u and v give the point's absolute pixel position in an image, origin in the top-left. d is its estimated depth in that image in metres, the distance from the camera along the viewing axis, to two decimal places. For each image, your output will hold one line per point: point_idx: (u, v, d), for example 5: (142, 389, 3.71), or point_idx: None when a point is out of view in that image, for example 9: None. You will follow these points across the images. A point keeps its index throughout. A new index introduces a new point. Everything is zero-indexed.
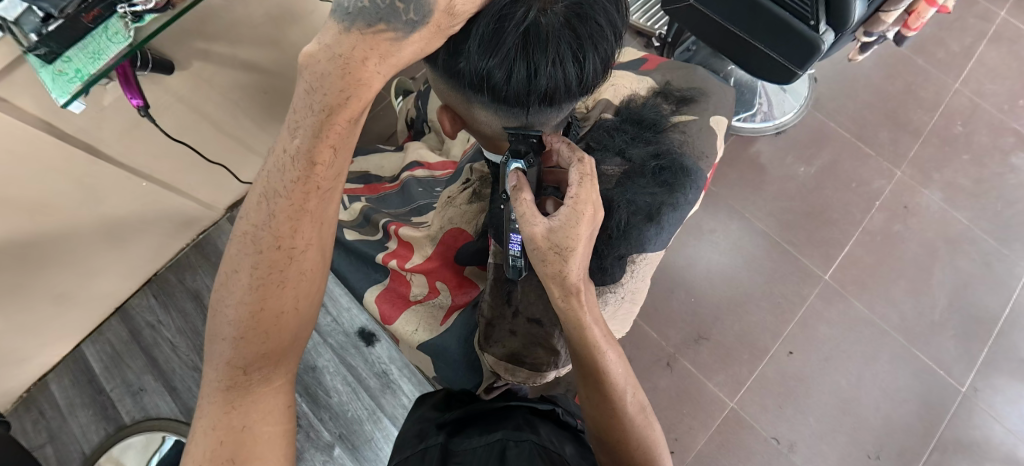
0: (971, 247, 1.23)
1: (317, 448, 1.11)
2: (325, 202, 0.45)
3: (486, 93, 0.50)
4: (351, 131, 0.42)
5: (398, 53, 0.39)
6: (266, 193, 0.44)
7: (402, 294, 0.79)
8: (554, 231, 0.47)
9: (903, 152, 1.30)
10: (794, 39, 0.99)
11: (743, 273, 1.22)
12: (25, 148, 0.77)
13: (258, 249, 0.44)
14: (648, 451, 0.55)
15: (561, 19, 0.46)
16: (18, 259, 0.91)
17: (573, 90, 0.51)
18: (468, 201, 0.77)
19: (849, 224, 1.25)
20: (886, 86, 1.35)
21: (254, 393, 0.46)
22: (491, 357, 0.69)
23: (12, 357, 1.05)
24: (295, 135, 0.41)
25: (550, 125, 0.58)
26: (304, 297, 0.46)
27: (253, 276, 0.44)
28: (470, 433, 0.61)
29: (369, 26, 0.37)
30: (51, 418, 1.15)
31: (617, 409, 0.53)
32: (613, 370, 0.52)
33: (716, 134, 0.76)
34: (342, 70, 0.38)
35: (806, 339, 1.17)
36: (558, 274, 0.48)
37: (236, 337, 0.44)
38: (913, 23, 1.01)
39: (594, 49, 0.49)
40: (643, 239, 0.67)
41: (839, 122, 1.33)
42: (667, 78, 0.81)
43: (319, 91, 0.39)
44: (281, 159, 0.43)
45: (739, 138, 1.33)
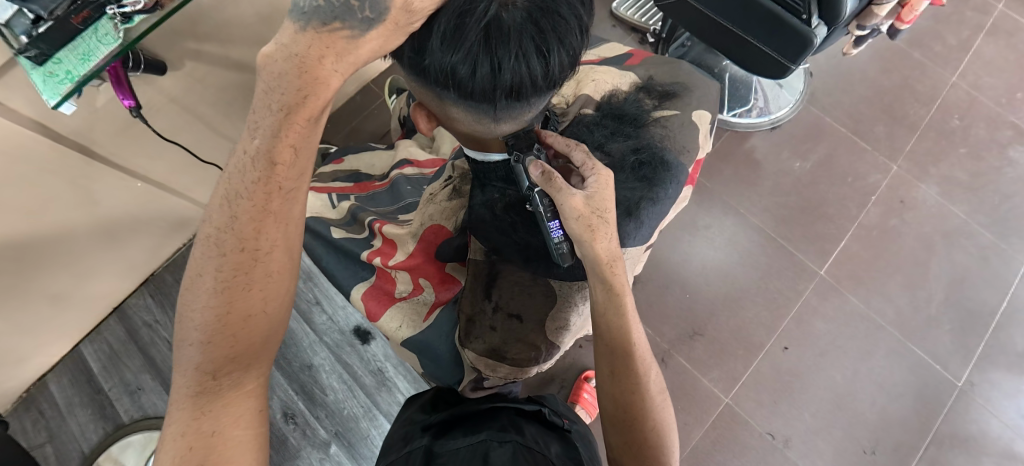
0: (968, 241, 1.22)
1: (313, 446, 1.12)
2: (291, 202, 0.44)
3: (453, 89, 0.50)
4: (311, 130, 0.42)
5: (354, 51, 0.39)
6: (227, 196, 0.43)
7: (388, 291, 0.78)
8: (591, 198, 0.56)
9: (900, 146, 1.29)
10: (786, 33, 0.99)
11: (738, 269, 1.21)
12: (19, 149, 0.77)
13: (222, 251, 0.43)
14: (662, 430, 0.58)
15: (524, 13, 0.46)
16: (17, 260, 0.92)
17: (539, 85, 0.51)
18: (448, 198, 0.77)
19: (844, 219, 1.24)
20: (882, 81, 1.34)
21: (224, 398, 0.45)
22: (472, 352, 0.69)
23: (10, 357, 1.06)
24: (255, 136, 0.41)
25: (521, 120, 0.58)
26: (272, 300, 0.45)
27: (217, 279, 0.43)
28: (455, 434, 0.62)
29: (324, 24, 0.38)
30: (51, 417, 1.16)
31: (642, 383, 0.57)
32: (639, 343, 0.58)
33: (699, 129, 0.75)
34: (299, 68, 0.39)
35: (801, 334, 1.16)
36: (605, 234, 0.56)
37: (203, 341, 0.43)
38: (906, 16, 1.00)
39: (558, 43, 0.49)
40: (621, 233, 0.67)
41: (835, 116, 1.32)
42: (651, 73, 0.80)
43: (276, 91, 0.39)
44: (241, 160, 0.42)
45: (733, 134, 1.33)
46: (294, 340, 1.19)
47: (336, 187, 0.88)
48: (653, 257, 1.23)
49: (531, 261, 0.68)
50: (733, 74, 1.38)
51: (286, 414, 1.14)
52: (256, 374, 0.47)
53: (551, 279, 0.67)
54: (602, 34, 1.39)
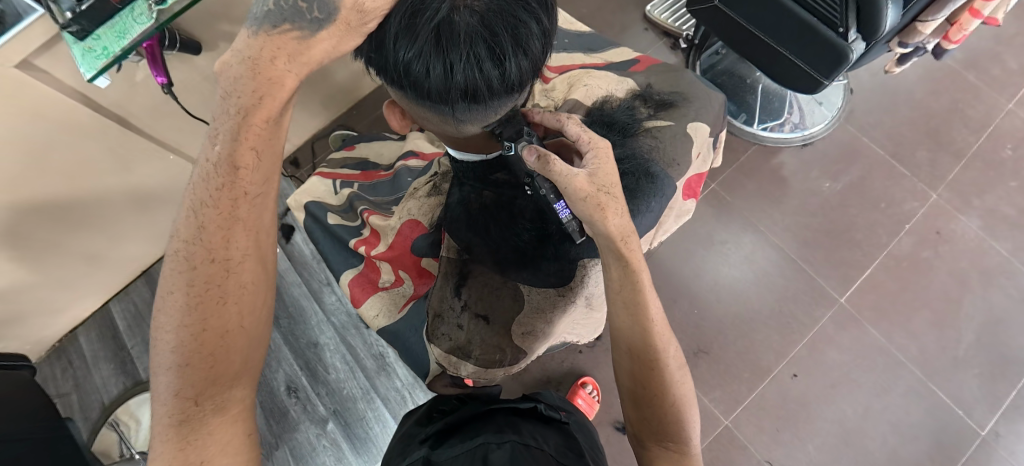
0: (1008, 281, 1.14)
1: (311, 421, 1.15)
2: (259, 209, 0.46)
3: (411, 88, 0.51)
4: (272, 132, 0.45)
5: (306, 51, 0.43)
6: (193, 206, 0.44)
7: (373, 280, 0.79)
8: (595, 175, 0.54)
9: (942, 174, 1.21)
10: (821, 46, 0.94)
11: (752, 289, 1.17)
12: (64, 119, 0.83)
13: (191, 265, 0.44)
14: (682, 408, 0.56)
15: (477, 16, 0.46)
16: (59, 219, 0.98)
17: (497, 89, 0.51)
18: (427, 194, 0.79)
19: (873, 246, 1.18)
20: (930, 103, 1.26)
21: (209, 425, 0.44)
22: (437, 348, 0.70)
23: (47, 307, 1.14)
24: (216, 142, 0.43)
25: (490, 124, 0.57)
26: (247, 314, 0.46)
27: (189, 295, 0.44)
28: (453, 441, 0.59)
29: (275, 27, 0.42)
30: (78, 367, 1.24)
31: (662, 359, 0.55)
32: (657, 317, 0.56)
33: (695, 141, 0.72)
34: (253, 71, 0.43)
35: (812, 362, 1.12)
36: (616, 211, 0.54)
37: (180, 364, 0.43)
38: (954, 36, 0.95)
39: (514, 47, 0.49)
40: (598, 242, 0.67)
41: (873, 137, 1.26)
42: (651, 80, 0.78)
43: (233, 96, 0.43)
44: (204, 168, 0.44)
45: (762, 148, 1.28)
46: (303, 318, 1.22)
47: (342, 174, 0.89)
48: (664, 267, 1.20)
49: (504, 265, 0.70)
50: (766, 86, 1.31)
51: (289, 388, 1.18)
52: (240, 397, 0.46)
53: (519, 283, 0.69)
54: (632, 37, 1.37)
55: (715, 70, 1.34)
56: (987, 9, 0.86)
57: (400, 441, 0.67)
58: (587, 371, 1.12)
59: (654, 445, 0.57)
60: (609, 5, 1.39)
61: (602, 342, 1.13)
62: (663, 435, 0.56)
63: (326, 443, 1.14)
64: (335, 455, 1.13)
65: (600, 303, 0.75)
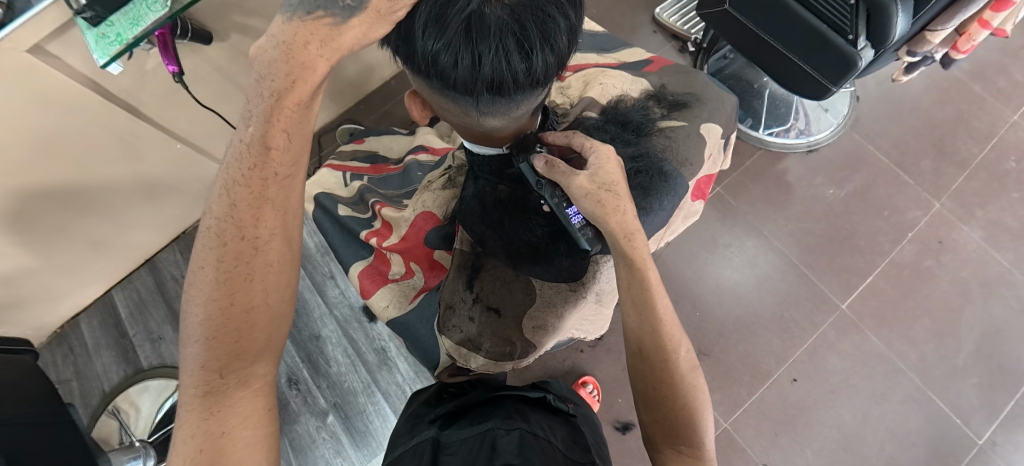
0: (1009, 291, 1.15)
1: (312, 413, 1.16)
2: (288, 190, 0.47)
3: (436, 78, 0.51)
4: (303, 116, 0.46)
5: (337, 37, 0.44)
6: (226, 185, 0.45)
7: (382, 272, 0.80)
8: (596, 175, 0.57)
9: (945, 184, 1.22)
10: (831, 53, 0.94)
11: (754, 293, 1.18)
12: (74, 104, 0.83)
13: (222, 241, 0.45)
14: (695, 409, 0.55)
15: (508, 10, 0.47)
16: (65, 204, 0.98)
17: (521, 83, 0.51)
18: (441, 187, 0.78)
19: (875, 253, 1.19)
20: (936, 112, 1.27)
21: (232, 398, 0.44)
22: (447, 340, 0.70)
23: (49, 294, 1.14)
24: (249, 124, 0.45)
25: (510, 118, 0.58)
26: (273, 290, 0.46)
27: (219, 270, 0.44)
28: (461, 423, 0.62)
29: (308, 13, 0.43)
30: (79, 354, 1.24)
31: (673, 358, 0.55)
32: (668, 318, 0.56)
33: (707, 142, 0.73)
34: (286, 55, 0.43)
35: (812, 367, 1.12)
36: (617, 208, 0.56)
37: (207, 337, 0.43)
38: (963, 46, 0.95)
39: (542, 42, 0.49)
40: None
41: (878, 145, 1.26)
42: (664, 81, 0.79)
43: (268, 78, 0.43)
44: (237, 149, 0.45)
45: (768, 153, 1.28)
46: (306, 310, 1.23)
47: (352, 166, 0.90)
48: (667, 269, 1.20)
49: (516, 259, 0.70)
50: (773, 91, 1.31)
51: (290, 380, 1.18)
52: (263, 373, 0.46)
53: (532, 277, 0.69)
54: (641, 39, 1.38)
55: (723, 74, 1.34)
56: (997, 19, 0.86)
57: (407, 420, 0.69)
58: (588, 370, 1.12)
59: (667, 448, 0.56)
60: (619, 7, 1.40)
61: (604, 341, 1.14)
62: (675, 438, 0.55)
63: (325, 436, 1.14)
64: (335, 448, 1.13)
65: (608, 298, 0.76)
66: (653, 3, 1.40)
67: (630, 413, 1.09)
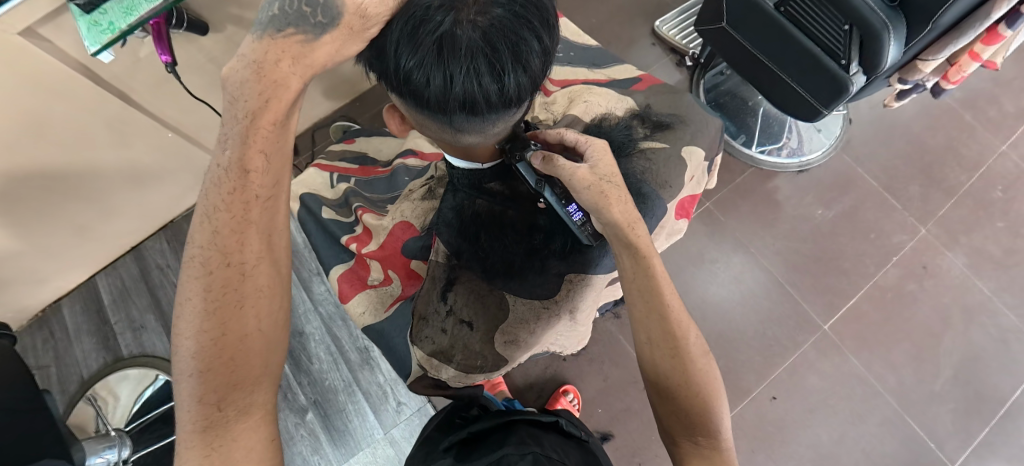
0: (989, 320, 1.16)
1: (291, 409, 1.15)
2: (271, 211, 0.47)
3: (411, 96, 0.51)
4: (279, 135, 0.46)
5: (309, 54, 0.44)
6: (205, 212, 0.45)
7: (361, 276, 0.79)
8: (596, 167, 0.57)
9: (932, 210, 1.23)
10: (825, 77, 0.95)
11: (738, 309, 1.18)
12: (65, 88, 0.83)
13: (207, 270, 0.45)
14: (709, 398, 0.56)
15: (480, 31, 0.46)
16: (50, 188, 0.98)
17: (495, 103, 0.51)
18: (421, 197, 0.79)
19: (860, 275, 1.19)
20: (926, 138, 1.28)
21: (232, 431, 0.44)
22: (419, 351, 0.70)
23: (30, 276, 1.13)
24: (226, 147, 0.44)
25: (486, 134, 0.58)
26: (265, 316, 0.46)
27: (207, 300, 0.44)
28: (475, 455, 0.60)
29: (279, 31, 0.43)
30: (59, 339, 1.23)
31: (682, 345, 0.57)
32: (676, 309, 0.57)
33: (689, 165, 0.73)
34: (258, 74, 0.43)
35: (792, 386, 1.13)
36: (619, 199, 0.57)
37: (201, 371, 0.43)
38: (954, 76, 0.96)
39: (514, 64, 0.49)
40: (588, 259, 0.68)
41: (868, 168, 1.27)
42: (650, 100, 0.79)
43: (240, 100, 0.43)
44: (215, 174, 0.45)
45: (759, 171, 1.29)
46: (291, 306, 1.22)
47: (340, 167, 0.90)
48: None
49: (488, 272, 0.70)
50: (768, 109, 1.32)
51: None
52: (262, 402, 0.46)
53: (505, 292, 0.70)
54: (638, 51, 1.39)
55: (719, 90, 1.35)
56: (987, 52, 0.88)
57: (422, 446, 0.70)
58: (569, 379, 1.13)
59: (686, 440, 0.58)
60: (618, 18, 1.41)
61: (587, 351, 1.14)
62: (693, 429, 0.57)
63: (303, 433, 1.14)
64: (312, 445, 1.13)
65: (586, 314, 0.75)
66: (652, 16, 1.41)
67: (609, 425, 1.09)
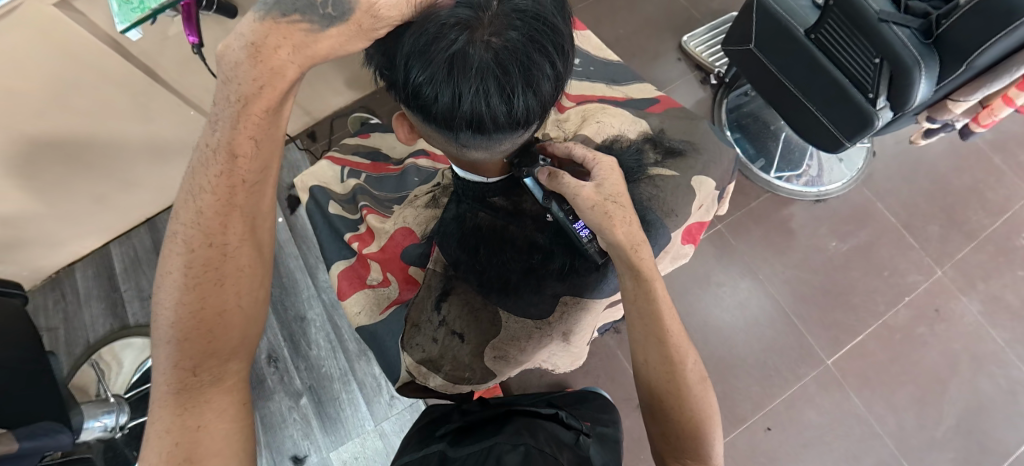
0: (999, 370, 1.12)
1: (286, 392, 1.17)
2: (257, 196, 0.47)
3: (418, 109, 0.51)
4: (270, 122, 0.46)
5: (313, 45, 0.43)
6: (191, 191, 0.45)
7: (361, 276, 0.79)
8: (602, 186, 0.58)
9: (950, 252, 1.20)
10: (850, 108, 0.93)
11: (741, 335, 1.17)
12: (93, 60, 0.84)
13: (189, 247, 0.45)
14: (702, 422, 0.56)
15: (493, 53, 0.46)
16: (72, 155, 1.00)
17: (502, 124, 0.51)
18: (424, 205, 0.81)
19: (869, 312, 1.17)
20: (951, 178, 1.25)
21: (206, 394, 0.44)
22: (408, 358, 0.69)
23: (46, 239, 1.15)
24: (216, 128, 0.44)
25: (491, 152, 0.58)
26: (245, 293, 0.46)
27: (186, 276, 0.44)
28: (469, 441, 0.62)
29: (284, 16, 0.42)
30: (70, 301, 1.25)
31: (679, 369, 0.56)
32: (675, 333, 0.57)
33: (697, 195, 0.72)
34: (255, 58, 0.42)
35: (788, 420, 1.11)
36: (624, 221, 0.56)
37: (177, 339, 0.44)
38: (984, 119, 0.94)
39: (524, 87, 0.49)
40: (585, 283, 0.70)
41: (888, 204, 1.24)
42: (664, 125, 0.78)
43: (235, 82, 0.43)
44: (204, 154, 0.45)
45: (775, 197, 1.27)
46: (295, 290, 1.24)
47: (351, 162, 0.90)
48: None
49: (484, 285, 0.72)
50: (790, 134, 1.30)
51: (270, 357, 1.19)
52: (237, 369, 0.46)
53: (499, 308, 0.71)
54: (663, 65, 1.38)
55: (741, 112, 1.33)
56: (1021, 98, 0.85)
57: (417, 431, 0.71)
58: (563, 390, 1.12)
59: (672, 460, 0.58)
60: (646, 31, 1.41)
61: (584, 363, 1.14)
62: (681, 452, 0.57)
63: (296, 416, 1.15)
64: (303, 430, 1.14)
65: (580, 339, 0.75)
66: (680, 31, 1.41)
67: None
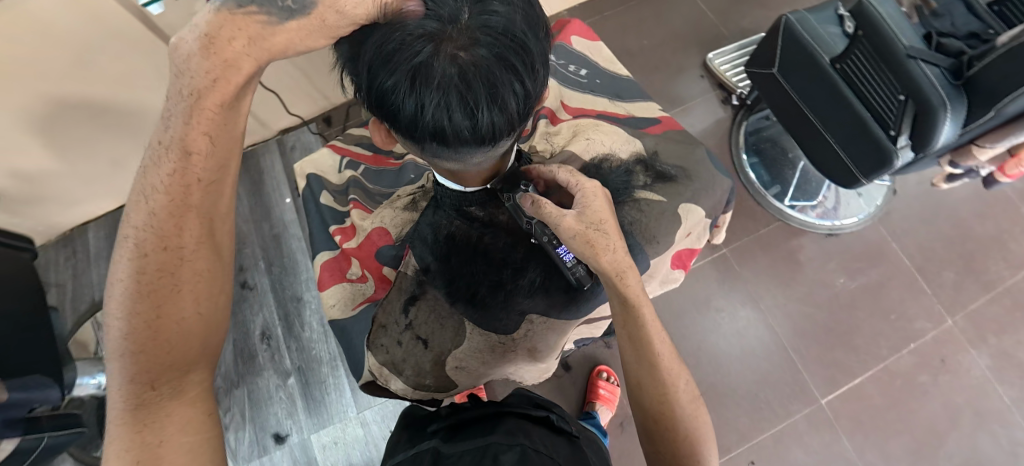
0: (1002, 429, 1.07)
1: (275, 371, 1.18)
2: (214, 196, 0.48)
3: (384, 115, 0.51)
4: (226, 117, 0.46)
5: (269, 37, 0.44)
6: (144, 192, 0.45)
7: (342, 268, 0.80)
8: (583, 214, 0.57)
9: (963, 301, 1.15)
10: (870, 145, 0.90)
11: (735, 364, 1.14)
12: (117, 26, 0.86)
13: (141, 253, 0.44)
14: (695, 440, 0.55)
15: (458, 68, 0.46)
16: (92, 116, 1.02)
17: (466, 137, 0.50)
18: (404, 207, 0.80)
19: (870, 355, 1.13)
20: (974, 225, 1.20)
21: (166, 408, 0.44)
22: (373, 358, 0.70)
23: (61, 197, 1.17)
24: (168, 125, 0.45)
25: (460, 163, 0.57)
26: (204, 299, 0.46)
27: (139, 283, 0.44)
28: (462, 437, 0.59)
29: (240, 7, 0.44)
30: (81, 258, 1.27)
31: (670, 392, 0.55)
32: (664, 353, 0.56)
33: (683, 223, 0.70)
34: (208, 50, 0.43)
35: (775, 456, 1.08)
36: (607, 248, 0.55)
37: (133, 352, 0.43)
38: (1011, 169, 0.90)
39: (489, 104, 0.48)
40: (551, 304, 0.71)
41: (903, 245, 1.20)
42: (658, 147, 0.77)
43: (188, 74, 0.44)
44: (156, 152, 0.46)
45: (786, 227, 1.23)
46: (295, 270, 1.26)
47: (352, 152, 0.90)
48: None
49: (455, 294, 0.71)
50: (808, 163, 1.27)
51: (264, 334, 1.21)
52: (199, 380, 0.46)
53: (466, 318, 0.71)
54: (685, 81, 1.35)
55: (760, 136, 1.30)
56: None
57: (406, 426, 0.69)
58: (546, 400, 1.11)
59: None
60: (671, 45, 1.39)
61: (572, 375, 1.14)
62: None
63: (282, 395, 1.16)
64: (287, 409, 1.15)
65: (547, 357, 0.76)
66: (706, 48, 1.38)
67: None
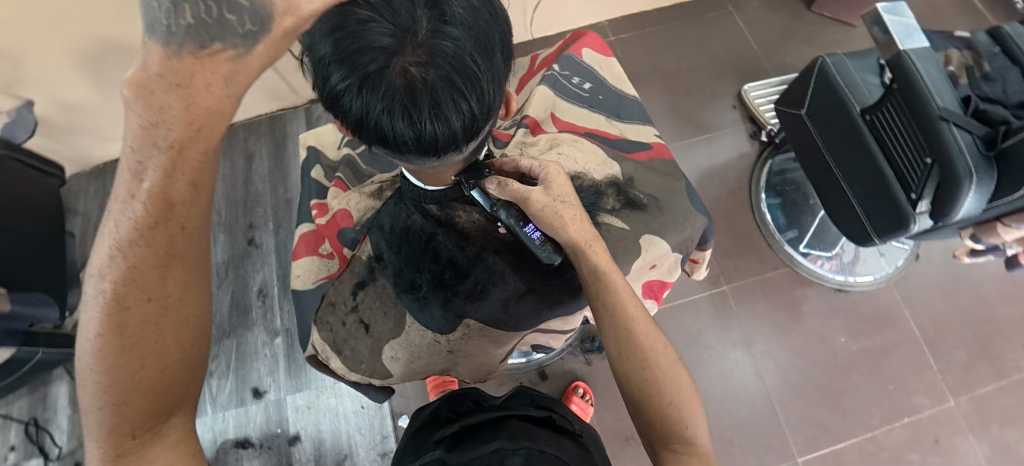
0: None
1: (264, 329, 1.22)
2: (197, 240, 0.42)
3: (334, 110, 0.53)
4: (208, 164, 0.41)
5: (241, 71, 0.40)
6: (119, 247, 0.39)
7: (315, 242, 0.82)
8: (549, 188, 0.59)
9: (971, 384, 1.08)
10: (887, 203, 0.86)
11: (713, 402, 1.10)
12: None
13: (121, 308, 0.39)
14: (683, 405, 0.52)
15: (403, 81, 0.47)
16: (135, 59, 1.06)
17: (409, 142, 0.52)
18: (371, 193, 0.80)
19: (858, 422, 1.08)
20: (998, 305, 1.13)
21: (151, 456, 0.42)
22: (317, 334, 0.73)
23: (97, 131, 1.22)
24: (145, 178, 0.38)
25: (409, 162, 0.59)
26: (190, 344, 0.43)
27: (121, 340, 0.39)
28: (465, 446, 0.58)
29: (201, 48, 0.37)
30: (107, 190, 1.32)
31: (650, 357, 0.54)
32: (643, 322, 0.55)
33: (642, 253, 0.71)
34: (184, 101, 0.38)
35: None
36: (573, 219, 0.58)
37: (112, 404, 0.40)
38: None
39: (431, 117, 0.49)
40: (487, 315, 0.73)
41: (915, 313, 1.14)
42: (636, 174, 0.77)
43: (161, 127, 0.38)
44: (126, 204, 0.39)
45: (794, 275, 1.19)
46: None
47: None
48: None
49: (406, 285, 0.73)
50: None
51: (260, 291, 1.25)
52: (179, 422, 0.44)
53: (408, 315, 0.73)
54: (716, 109, 1.32)
55: (783, 177, 1.26)
56: None
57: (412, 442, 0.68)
58: None
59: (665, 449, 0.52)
60: (709, 70, 1.36)
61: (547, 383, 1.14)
62: (669, 437, 0.52)
63: (267, 352, 1.21)
64: (269, 367, 1.19)
65: (484, 360, 0.78)
66: (745, 78, 1.35)
67: None
